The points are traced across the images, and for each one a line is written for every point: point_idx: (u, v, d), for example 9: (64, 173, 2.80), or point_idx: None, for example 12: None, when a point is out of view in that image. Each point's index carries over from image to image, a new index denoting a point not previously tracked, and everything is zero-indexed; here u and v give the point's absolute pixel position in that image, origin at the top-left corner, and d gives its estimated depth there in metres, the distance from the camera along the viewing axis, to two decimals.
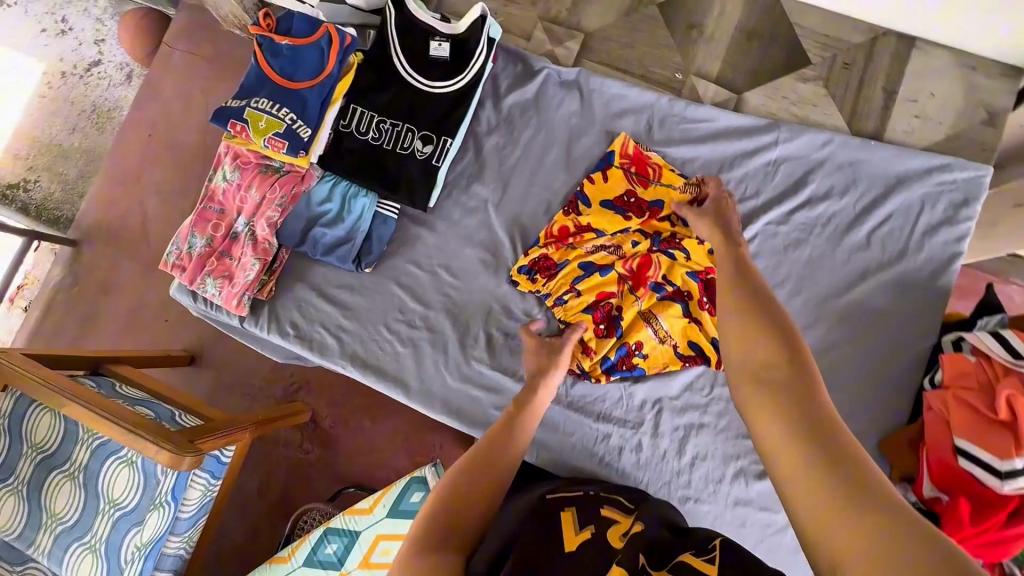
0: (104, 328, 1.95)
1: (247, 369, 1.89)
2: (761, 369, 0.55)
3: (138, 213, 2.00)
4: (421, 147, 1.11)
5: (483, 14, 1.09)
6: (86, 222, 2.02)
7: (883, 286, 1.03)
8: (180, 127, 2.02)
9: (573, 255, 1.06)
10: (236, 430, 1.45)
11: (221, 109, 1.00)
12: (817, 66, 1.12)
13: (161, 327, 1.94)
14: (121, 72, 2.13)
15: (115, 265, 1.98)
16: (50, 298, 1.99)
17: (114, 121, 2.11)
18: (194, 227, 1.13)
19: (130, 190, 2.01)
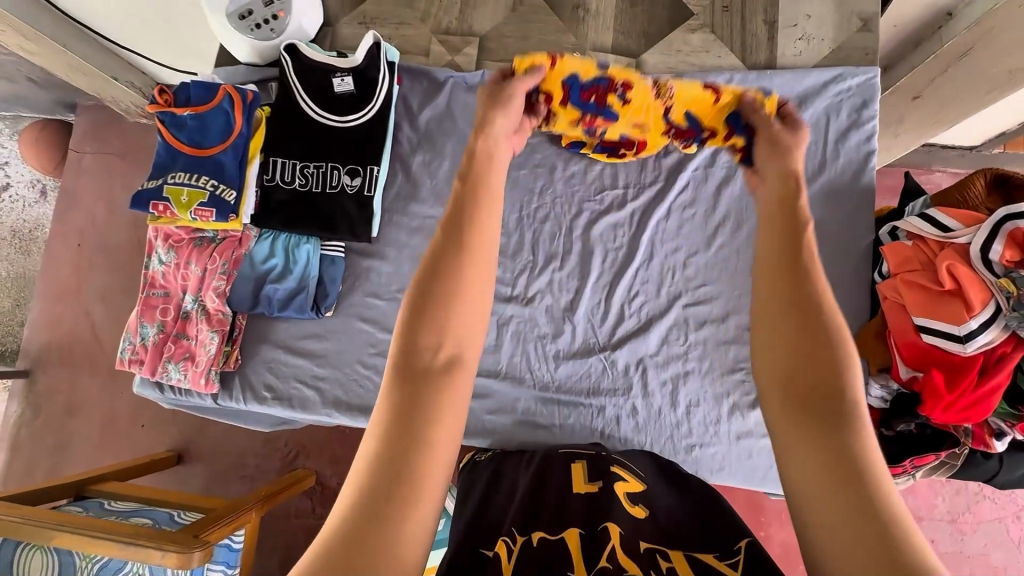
0: (79, 451, 1.86)
1: (238, 450, 1.84)
2: (786, 350, 0.55)
3: (87, 325, 1.93)
4: (350, 181, 1.11)
5: (376, 41, 1.11)
6: (32, 348, 1.93)
7: (815, 198, 1.09)
8: (109, 229, 1.98)
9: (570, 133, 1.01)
10: (244, 514, 1.42)
11: (138, 193, 0.98)
12: (700, 15, 1.18)
13: (138, 434, 1.87)
14: (35, 190, 2.05)
15: (75, 383, 1.90)
16: (14, 435, 1.89)
17: (39, 241, 2.03)
18: (141, 317, 1.09)
19: (73, 304, 1.94)
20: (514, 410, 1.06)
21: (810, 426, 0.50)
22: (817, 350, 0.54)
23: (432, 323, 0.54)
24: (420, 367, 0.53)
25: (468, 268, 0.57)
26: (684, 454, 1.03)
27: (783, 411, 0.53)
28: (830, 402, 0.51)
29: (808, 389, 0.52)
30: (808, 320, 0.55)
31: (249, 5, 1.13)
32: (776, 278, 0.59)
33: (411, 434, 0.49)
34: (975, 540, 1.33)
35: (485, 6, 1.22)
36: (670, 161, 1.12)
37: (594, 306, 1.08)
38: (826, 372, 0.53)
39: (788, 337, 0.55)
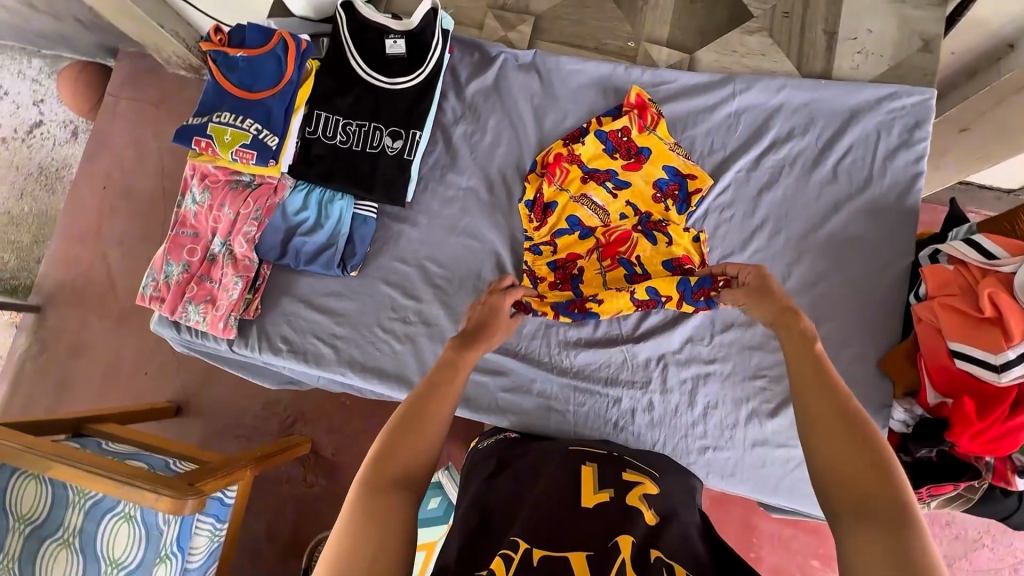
0: (80, 391, 1.87)
1: (238, 407, 1.83)
2: (833, 455, 0.60)
3: (103, 266, 1.93)
4: (391, 143, 1.10)
5: (433, 7, 1.11)
6: (48, 284, 1.94)
7: (858, 213, 1.07)
8: (137, 174, 1.99)
9: (563, 199, 1.08)
10: (237, 469, 1.41)
11: (182, 128, 0.98)
12: (760, 18, 1.17)
13: (140, 382, 1.87)
14: (66, 129, 2.07)
15: (85, 323, 1.90)
16: (19, 368, 1.90)
17: (63, 180, 2.04)
18: (168, 254, 1.09)
19: (92, 244, 1.95)
20: (530, 390, 1.05)
21: (867, 522, 0.54)
22: (852, 445, 0.60)
23: (406, 450, 0.65)
24: (389, 481, 0.62)
25: (438, 417, 0.70)
26: (696, 455, 1.01)
27: (842, 515, 0.56)
28: (874, 503, 0.56)
29: (853, 489, 0.57)
30: (850, 425, 0.61)
31: None
32: (804, 389, 0.67)
33: (373, 529, 0.57)
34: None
35: None
36: (714, 161, 1.11)
37: None
38: (873, 478, 0.57)
39: (825, 437, 0.62)
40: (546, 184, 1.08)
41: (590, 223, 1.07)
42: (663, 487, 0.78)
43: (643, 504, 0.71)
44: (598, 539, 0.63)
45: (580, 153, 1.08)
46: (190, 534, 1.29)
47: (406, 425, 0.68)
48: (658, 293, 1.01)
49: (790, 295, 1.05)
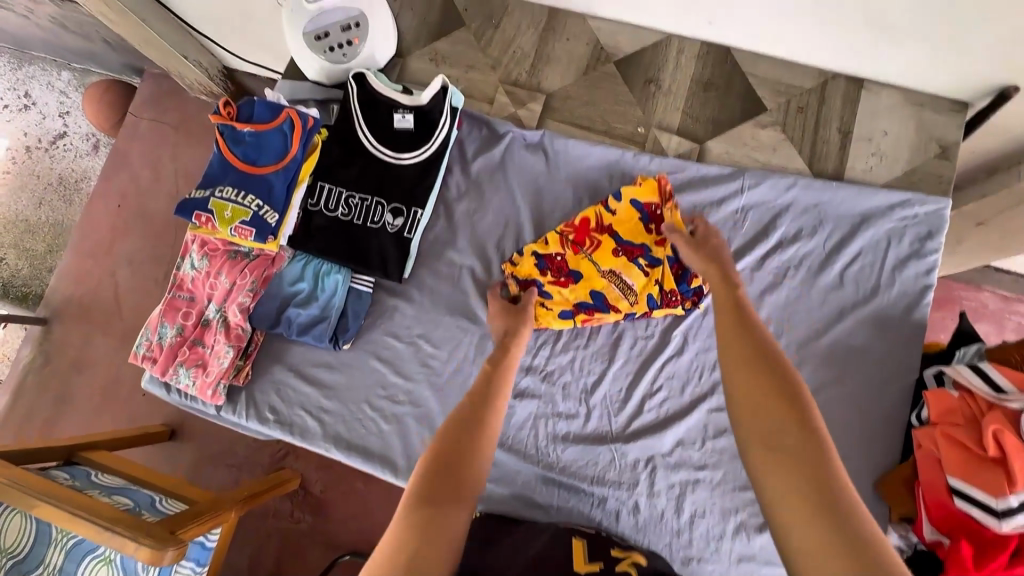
0: (77, 408, 1.87)
1: (230, 440, 1.83)
2: (750, 392, 0.65)
3: (110, 286, 1.95)
4: (392, 219, 1.10)
5: (444, 84, 1.11)
6: (55, 299, 1.96)
7: (862, 323, 1.04)
8: (150, 197, 2.01)
9: (583, 286, 1.06)
10: (223, 512, 1.39)
11: (184, 201, 0.99)
12: (773, 111, 1.15)
13: (136, 404, 1.87)
14: (87, 143, 2.11)
15: (88, 341, 1.91)
16: (20, 380, 1.91)
17: (81, 192, 2.07)
18: (163, 316, 1.09)
19: (101, 262, 1.97)
20: (514, 482, 1.03)
21: (780, 458, 0.58)
22: (769, 392, 0.64)
23: (456, 467, 0.66)
24: (440, 494, 0.62)
25: (487, 437, 0.72)
26: (680, 565, 0.98)
27: (758, 452, 0.60)
28: (789, 434, 0.60)
29: (766, 429, 0.61)
30: (766, 368, 0.67)
31: (328, 28, 1.15)
32: (741, 370, 0.68)
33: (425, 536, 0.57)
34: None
35: (558, 64, 1.21)
36: None
37: (613, 394, 1.05)
38: (785, 410, 0.62)
39: (746, 380, 0.67)
40: (570, 250, 1.07)
41: (615, 302, 1.05)
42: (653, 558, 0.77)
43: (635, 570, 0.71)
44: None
45: (609, 225, 1.07)
46: None
47: (449, 438, 0.70)
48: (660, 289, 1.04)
49: None
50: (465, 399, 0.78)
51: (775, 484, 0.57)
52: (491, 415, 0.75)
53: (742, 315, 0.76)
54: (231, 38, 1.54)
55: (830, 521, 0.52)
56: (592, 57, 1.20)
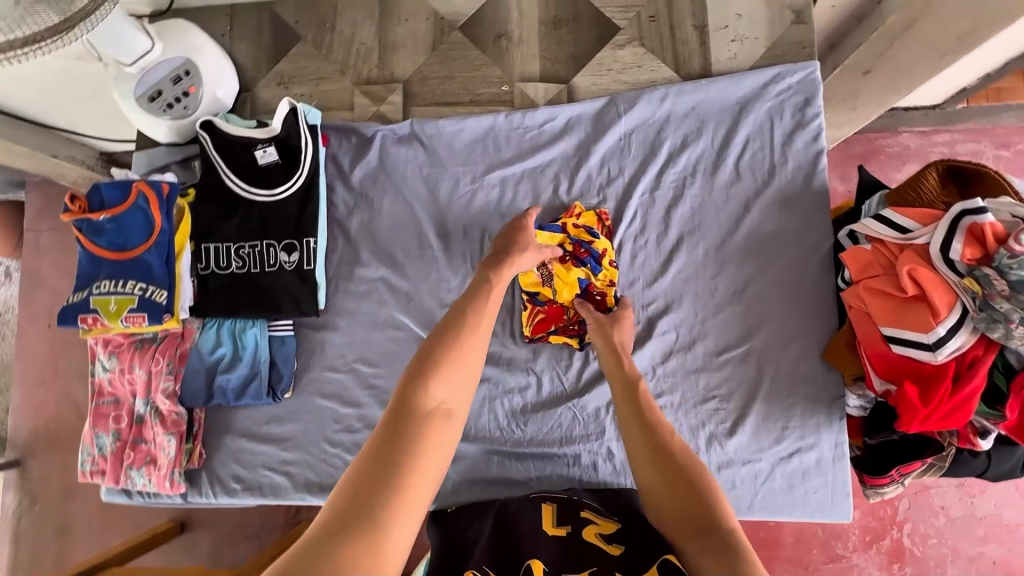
0: (81, 534, 1.82)
1: (239, 513, 1.80)
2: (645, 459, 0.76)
3: (69, 405, 1.89)
4: (287, 257, 1.06)
5: (292, 106, 1.07)
6: (20, 436, 1.89)
7: (770, 207, 1.04)
8: None
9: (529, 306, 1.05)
10: None
11: (64, 309, 0.94)
12: (627, 28, 1.12)
13: (137, 511, 1.82)
14: None
15: (66, 466, 1.86)
16: (15, 526, 1.85)
17: (8, 324, 1.99)
18: (95, 427, 1.06)
19: (52, 385, 1.90)
20: (490, 469, 1.03)
21: (699, 545, 0.64)
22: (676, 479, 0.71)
23: (441, 380, 0.64)
24: (422, 409, 0.61)
25: (471, 352, 0.68)
26: None
27: (689, 543, 0.66)
28: (704, 522, 0.66)
29: (688, 519, 0.68)
30: (669, 456, 0.74)
31: (157, 86, 1.08)
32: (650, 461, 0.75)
33: (401, 450, 0.57)
34: (983, 510, 1.31)
35: (405, 48, 1.17)
36: (615, 189, 1.08)
37: (557, 354, 1.05)
38: (693, 496, 0.69)
39: (650, 468, 0.75)
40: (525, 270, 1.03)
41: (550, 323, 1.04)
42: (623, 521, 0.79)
43: (601, 540, 0.74)
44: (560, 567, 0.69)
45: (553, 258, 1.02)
46: None
47: (437, 359, 0.66)
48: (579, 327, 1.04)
49: (722, 307, 1.03)
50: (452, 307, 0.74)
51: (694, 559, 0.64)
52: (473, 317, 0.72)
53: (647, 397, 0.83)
54: (93, 124, 1.43)
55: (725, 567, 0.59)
56: (436, 30, 1.16)
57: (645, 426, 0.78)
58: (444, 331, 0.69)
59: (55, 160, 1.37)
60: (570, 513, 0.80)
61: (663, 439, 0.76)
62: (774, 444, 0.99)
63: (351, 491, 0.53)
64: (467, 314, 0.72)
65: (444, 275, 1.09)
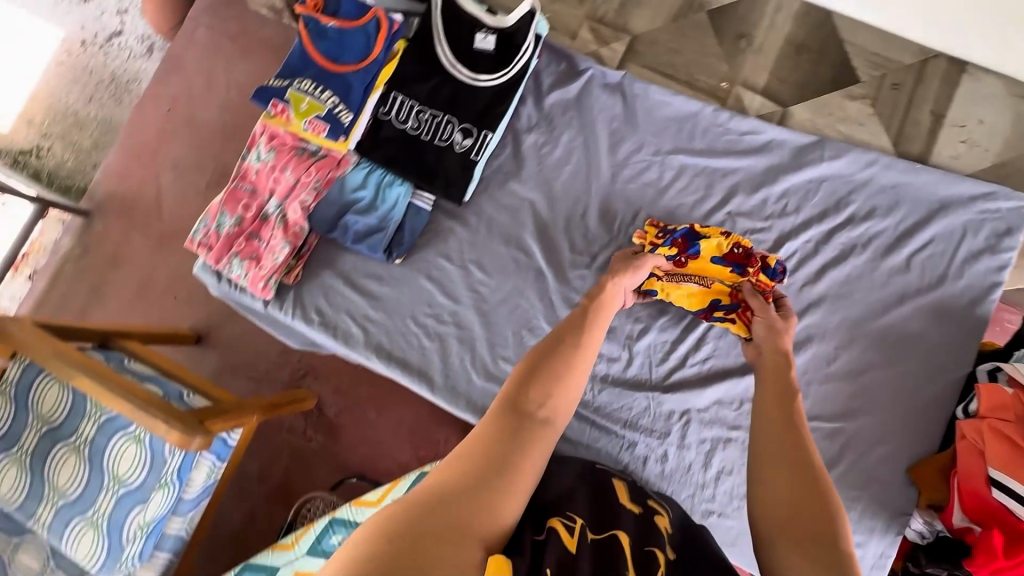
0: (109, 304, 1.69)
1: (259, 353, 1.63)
2: (768, 450, 0.63)
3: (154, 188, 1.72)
4: (460, 139, 1.09)
5: (532, 9, 1.07)
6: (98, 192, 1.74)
7: (922, 310, 1.02)
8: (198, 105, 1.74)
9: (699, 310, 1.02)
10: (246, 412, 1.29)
11: (261, 88, 0.99)
12: (866, 84, 1.10)
13: (167, 306, 1.67)
14: (143, 44, 1.81)
15: (125, 239, 1.71)
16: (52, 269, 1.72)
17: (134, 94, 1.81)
18: (223, 205, 1.11)
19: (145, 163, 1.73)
20: None
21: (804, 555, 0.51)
22: (801, 490, 0.57)
23: (544, 385, 0.62)
24: (521, 406, 0.59)
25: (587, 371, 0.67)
26: (700, 517, 1.00)
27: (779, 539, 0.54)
28: (817, 530, 0.53)
29: (793, 521, 0.55)
30: (802, 459, 0.60)
31: None
32: (769, 465, 0.62)
33: (495, 447, 0.55)
34: None
35: (648, 7, 1.17)
36: (783, 224, 1.07)
37: (657, 344, 1.05)
38: (816, 507, 0.55)
39: (773, 462, 0.62)
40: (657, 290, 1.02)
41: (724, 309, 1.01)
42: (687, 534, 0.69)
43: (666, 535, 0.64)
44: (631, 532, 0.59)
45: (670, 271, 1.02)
46: (191, 467, 1.20)
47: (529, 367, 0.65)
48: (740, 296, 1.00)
49: (832, 378, 1.01)
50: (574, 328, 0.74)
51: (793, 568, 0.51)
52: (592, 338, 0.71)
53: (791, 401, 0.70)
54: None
55: None
56: (685, 4, 1.16)
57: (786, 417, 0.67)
58: (544, 348, 0.68)
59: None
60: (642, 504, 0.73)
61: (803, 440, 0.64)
62: None
63: (430, 483, 0.49)
64: (570, 331, 0.71)
65: (586, 223, 1.10)
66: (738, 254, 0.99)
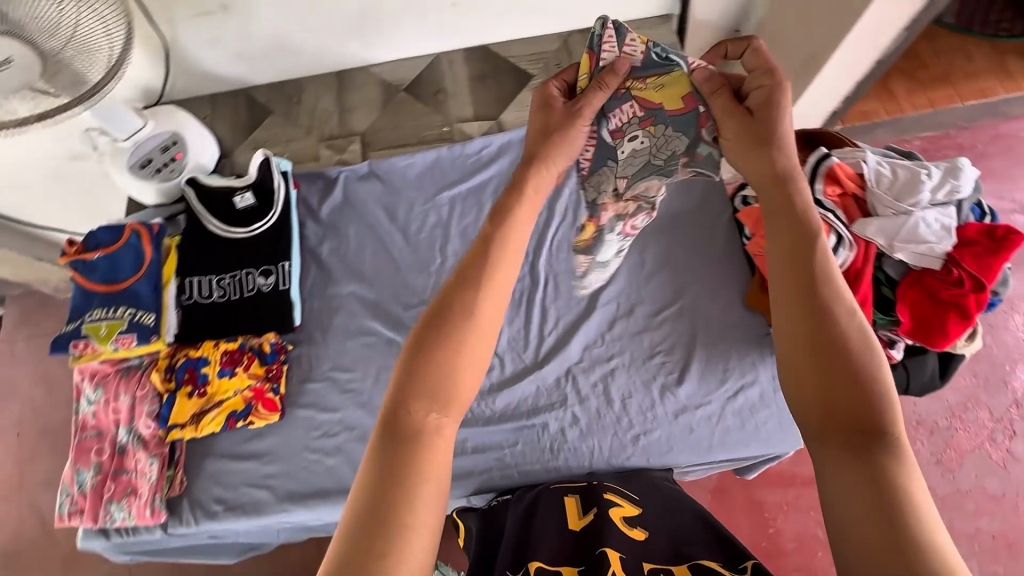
0: None
1: None
2: (806, 314, 0.62)
3: (34, 515, 1.59)
4: (264, 281, 1.19)
5: (266, 157, 1.25)
6: None
7: (674, 190, 1.23)
8: (48, 410, 1.69)
9: (201, 422, 1.09)
10: None
11: (57, 338, 1.07)
12: (539, 73, 1.39)
13: None
14: None
15: None
16: None
17: None
18: (77, 463, 1.09)
19: (14, 496, 1.61)
20: (464, 449, 1.09)
21: (857, 459, 0.54)
22: (848, 383, 0.58)
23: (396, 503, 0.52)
24: (414, 421, 0.57)
25: (479, 332, 0.62)
26: (632, 446, 1.07)
27: (820, 442, 0.58)
28: (874, 432, 0.55)
29: (852, 424, 0.56)
30: (823, 346, 0.60)
31: (149, 155, 1.29)
32: (797, 347, 0.62)
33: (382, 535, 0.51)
34: (965, 475, 1.32)
35: (360, 108, 1.42)
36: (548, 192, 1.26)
37: (515, 336, 1.15)
38: (861, 399, 0.57)
39: (803, 354, 0.61)
40: (159, 426, 1.09)
41: (229, 400, 1.11)
42: (640, 503, 0.89)
43: (627, 523, 0.83)
44: (584, 557, 0.76)
45: (177, 397, 1.10)
46: None
47: (437, 341, 0.60)
48: (243, 391, 1.11)
49: (651, 275, 1.17)
50: (440, 291, 0.63)
51: (859, 539, 0.51)
52: (442, 349, 0.59)
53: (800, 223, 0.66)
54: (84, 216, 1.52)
55: (875, 502, 0.52)
56: (385, 92, 1.42)
57: (806, 305, 0.62)
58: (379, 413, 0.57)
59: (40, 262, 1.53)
60: (591, 496, 0.90)
61: (829, 332, 0.61)
62: (719, 385, 1.08)
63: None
64: (402, 383, 0.58)
65: (404, 282, 1.22)
66: (233, 360, 1.12)
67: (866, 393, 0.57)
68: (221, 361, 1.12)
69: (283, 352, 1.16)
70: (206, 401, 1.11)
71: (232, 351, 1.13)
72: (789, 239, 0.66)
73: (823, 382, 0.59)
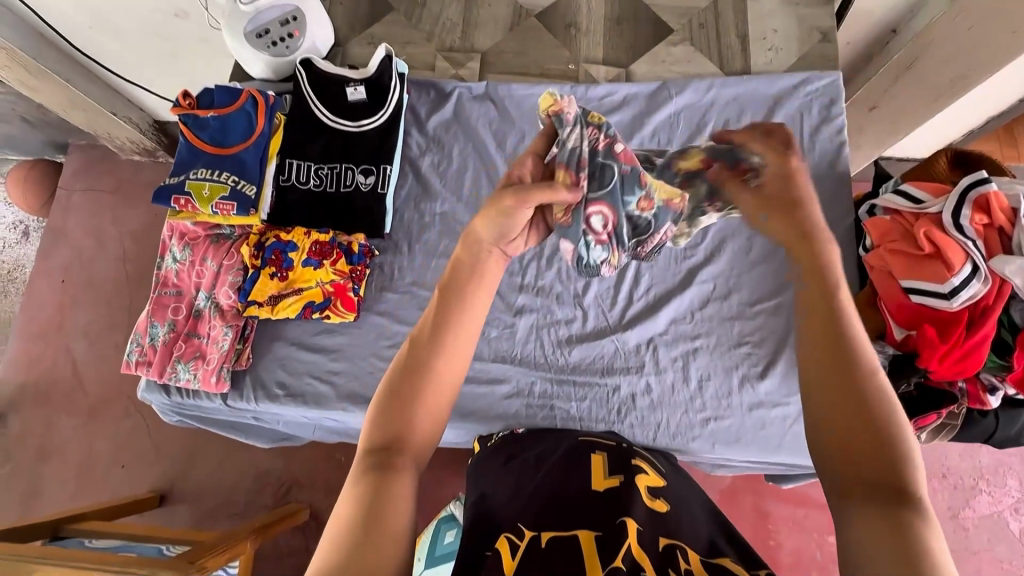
0: (51, 500, 1.49)
1: (216, 487, 1.48)
2: (827, 343, 0.51)
3: (68, 361, 1.60)
4: (364, 180, 1.15)
5: (388, 54, 1.19)
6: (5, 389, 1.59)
7: None
8: (96, 261, 1.69)
9: (279, 306, 1.09)
10: (235, 541, 1.14)
11: (162, 189, 1.07)
12: (680, 30, 1.32)
13: (115, 478, 1.50)
14: (15, 232, 1.80)
15: (50, 425, 1.55)
16: None
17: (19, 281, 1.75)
18: (153, 316, 1.10)
19: (51, 338, 1.62)
20: (531, 393, 1.08)
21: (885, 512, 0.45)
22: (876, 419, 0.48)
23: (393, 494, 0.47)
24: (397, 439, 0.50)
25: (458, 355, 0.54)
26: (700, 427, 1.05)
27: (844, 493, 0.47)
28: (902, 489, 0.46)
29: (881, 481, 0.46)
30: (858, 387, 0.49)
31: (267, 25, 1.21)
32: (833, 383, 0.50)
33: (371, 525, 0.46)
34: (978, 536, 1.30)
35: (486, 26, 1.35)
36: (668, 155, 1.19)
37: (602, 294, 1.13)
38: (888, 451, 0.47)
39: (839, 393, 0.49)
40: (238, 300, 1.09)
41: (309, 291, 1.10)
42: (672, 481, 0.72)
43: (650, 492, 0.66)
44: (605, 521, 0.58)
45: (260, 275, 1.09)
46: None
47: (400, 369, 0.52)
48: (323, 285, 1.10)
49: (755, 264, 1.13)
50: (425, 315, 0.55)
51: None
52: (442, 363, 0.53)
53: (809, 228, 0.57)
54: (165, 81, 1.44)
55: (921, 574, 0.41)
56: (515, 16, 1.35)
57: (833, 331, 0.51)
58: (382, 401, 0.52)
59: (113, 118, 1.46)
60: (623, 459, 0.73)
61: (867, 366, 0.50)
62: None
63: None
64: (411, 377, 0.52)
65: None
66: (320, 253, 1.11)
67: (896, 444, 0.47)
68: (307, 250, 1.10)
69: (370, 256, 1.14)
70: (286, 286, 1.10)
71: (320, 243, 1.11)
72: (810, 265, 0.55)
73: (863, 427, 0.48)
